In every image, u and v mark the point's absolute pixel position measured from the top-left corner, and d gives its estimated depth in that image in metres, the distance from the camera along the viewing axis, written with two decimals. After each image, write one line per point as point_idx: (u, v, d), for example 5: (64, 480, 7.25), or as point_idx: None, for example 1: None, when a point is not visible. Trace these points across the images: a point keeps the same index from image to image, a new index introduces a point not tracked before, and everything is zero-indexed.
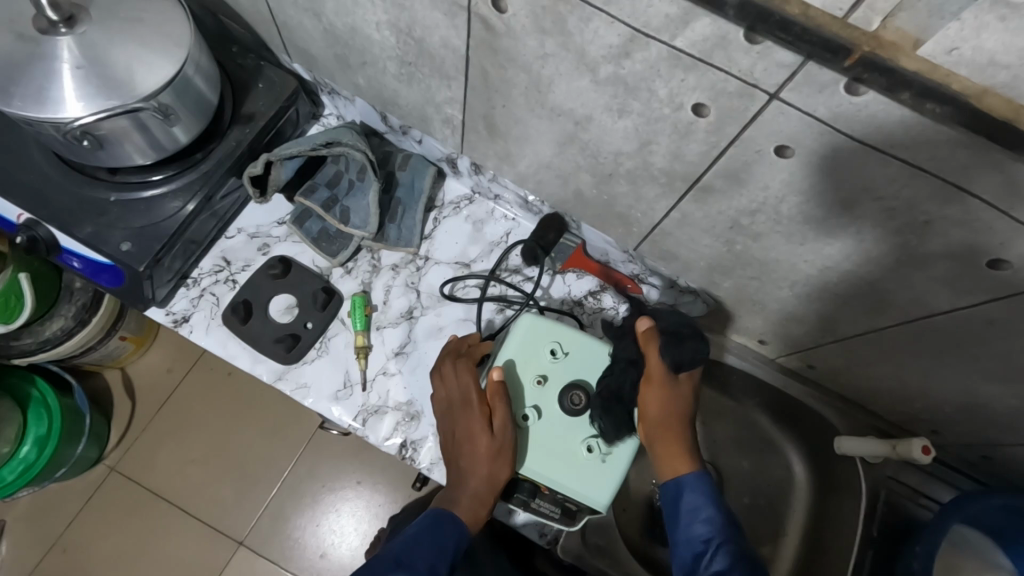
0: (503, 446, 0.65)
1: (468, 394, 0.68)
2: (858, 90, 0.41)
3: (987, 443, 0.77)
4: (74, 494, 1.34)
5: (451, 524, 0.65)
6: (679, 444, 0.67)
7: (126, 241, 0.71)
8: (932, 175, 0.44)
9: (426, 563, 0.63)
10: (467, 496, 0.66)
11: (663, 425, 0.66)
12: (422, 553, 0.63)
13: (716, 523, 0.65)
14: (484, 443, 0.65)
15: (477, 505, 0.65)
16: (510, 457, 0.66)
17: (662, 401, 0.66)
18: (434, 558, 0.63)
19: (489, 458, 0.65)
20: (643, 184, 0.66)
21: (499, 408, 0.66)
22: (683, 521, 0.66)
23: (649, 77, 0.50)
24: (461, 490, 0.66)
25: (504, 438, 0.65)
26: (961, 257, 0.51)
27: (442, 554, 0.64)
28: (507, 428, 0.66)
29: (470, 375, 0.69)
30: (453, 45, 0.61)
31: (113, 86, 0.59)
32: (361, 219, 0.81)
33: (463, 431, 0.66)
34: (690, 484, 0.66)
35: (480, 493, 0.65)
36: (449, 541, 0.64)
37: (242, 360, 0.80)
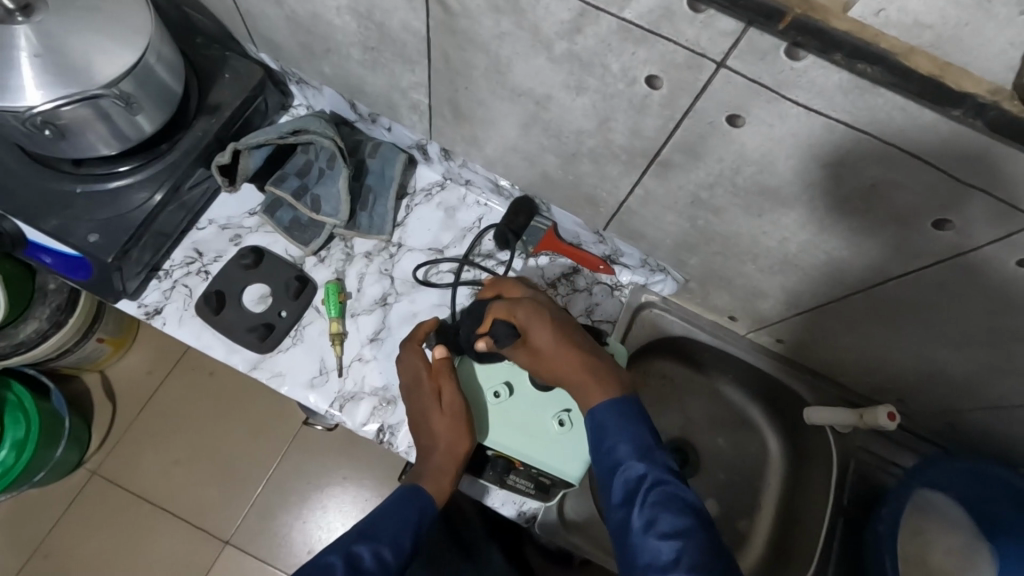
0: (459, 418, 0.66)
1: (419, 376, 0.69)
2: (798, 55, 0.42)
3: (949, 408, 0.79)
4: (55, 499, 1.32)
5: (418, 496, 0.65)
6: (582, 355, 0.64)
7: (93, 233, 0.70)
8: (873, 138, 0.46)
9: (391, 534, 0.62)
10: (432, 471, 0.66)
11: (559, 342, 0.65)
12: (388, 525, 0.63)
13: (642, 448, 0.59)
14: (440, 417, 0.66)
15: (442, 479, 0.66)
16: (466, 428, 0.66)
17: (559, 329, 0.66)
18: (400, 530, 0.63)
19: (449, 433, 0.66)
20: (606, 162, 0.67)
21: (448, 382, 0.68)
22: (607, 442, 0.60)
23: (602, 52, 0.51)
24: (425, 465, 0.67)
25: (458, 412, 0.67)
26: (909, 221, 0.52)
27: (407, 526, 0.63)
28: (461, 400, 0.67)
29: (419, 356, 0.71)
30: (413, 28, 0.61)
31: (72, 74, 0.59)
32: (333, 206, 0.82)
33: (420, 410, 0.68)
34: (606, 402, 0.61)
35: (444, 466, 0.66)
36: (414, 514, 0.64)
37: (216, 351, 0.80)
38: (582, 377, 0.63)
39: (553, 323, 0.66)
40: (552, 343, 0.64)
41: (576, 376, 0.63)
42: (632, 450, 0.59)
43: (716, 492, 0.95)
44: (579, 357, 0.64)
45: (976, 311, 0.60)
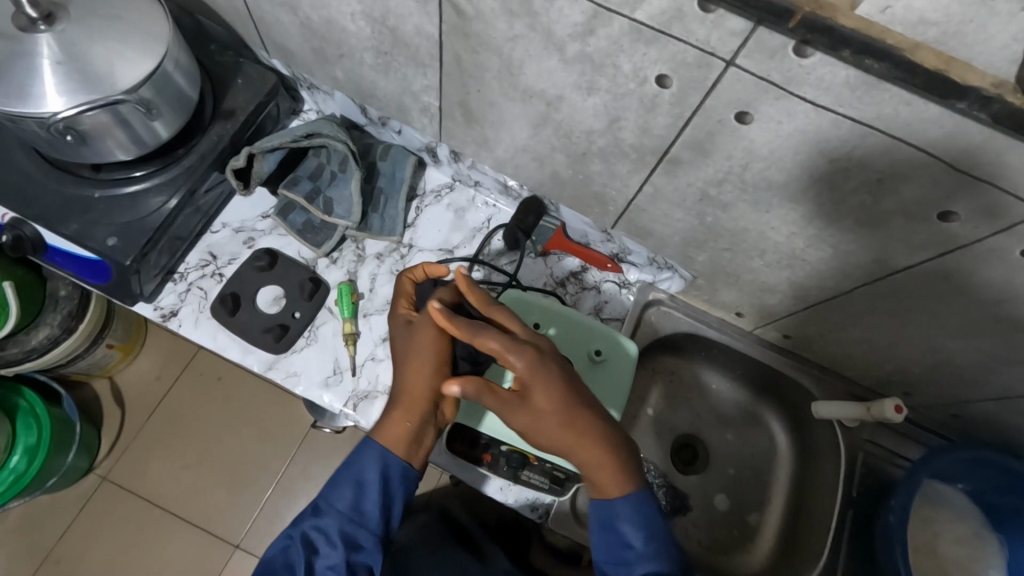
0: (423, 339, 0.65)
1: (395, 313, 0.70)
2: (806, 53, 0.44)
3: (955, 400, 0.80)
4: (67, 505, 1.33)
5: (370, 447, 0.64)
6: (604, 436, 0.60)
7: (112, 236, 0.72)
8: (879, 132, 0.47)
9: (348, 501, 0.62)
10: (388, 414, 0.65)
11: (558, 430, 0.59)
12: (343, 492, 0.63)
13: (649, 535, 0.60)
14: (404, 343, 0.67)
15: (395, 423, 0.64)
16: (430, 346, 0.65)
17: (554, 416, 0.59)
18: (356, 495, 0.63)
19: (409, 360, 0.65)
20: (615, 160, 0.68)
21: (429, 314, 0.67)
22: (620, 530, 0.60)
23: (613, 52, 0.52)
24: (389, 408, 0.66)
25: (422, 336, 0.66)
26: (915, 214, 0.54)
27: (365, 488, 0.62)
28: (428, 328, 0.66)
29: (403, 299, 0.71)
30: (426, 32, 0.63)
31: (94, 81, 0.60)
32: (344, 209, 0.83)
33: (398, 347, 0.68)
34: (627, 497, 0.60)
35: (398, 409, 0.65)
36: (372, 471, 0.63)
37: (231, 352, 0.81)
38: (599, 469, 0.60)
39: (546, 410, 0.59)
40: (552, 437, 0.60)
41: (595, 469, 0.60)
42: (640, 537, 0.60)
43: (725, 487, 0.96)
44: (597, 446, 0.60)
45: (980, 302, 0.61)
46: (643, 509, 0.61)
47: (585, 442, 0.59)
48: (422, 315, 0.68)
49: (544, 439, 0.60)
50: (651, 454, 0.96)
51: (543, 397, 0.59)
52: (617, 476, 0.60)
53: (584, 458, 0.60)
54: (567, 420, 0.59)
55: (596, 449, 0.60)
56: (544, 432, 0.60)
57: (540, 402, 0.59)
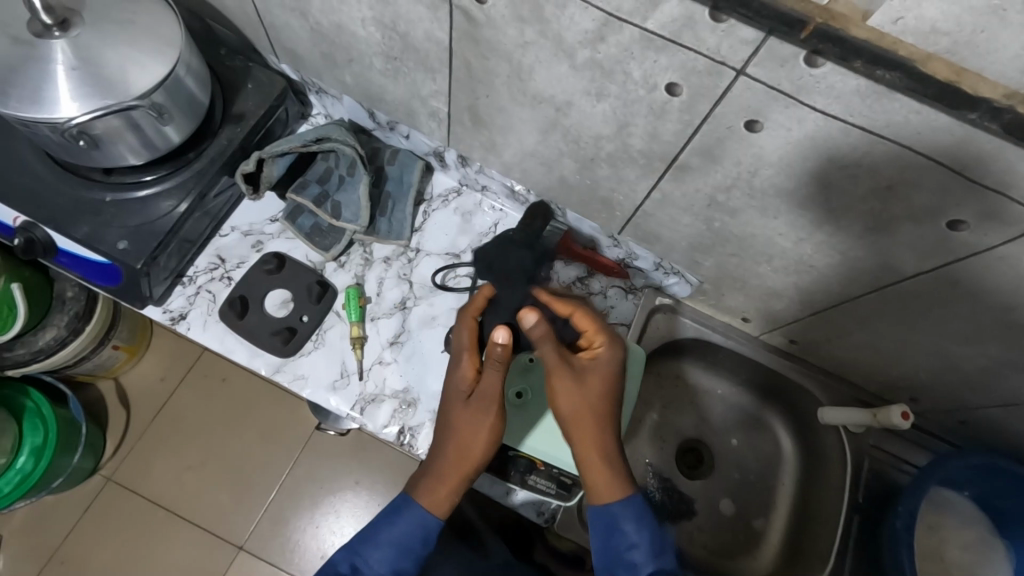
0: (482, 422, 0.66)
1: (460, 370, 0.70)
2: (817, 62, 0.44)
3: (962, 406, 0.80)
4: (72, 506, 1.34)
5: (414, 512, 0.66)
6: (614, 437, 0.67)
7: (123, 239, 0.72)
8: (889, 140, 0.47)
9: (387, 565, 0.65)
10: (436, 477, 0.67)
11: (586, 410, 0.65)
12: (383, 556, 0.65)
13: (654, 548, 0.63)
14: (464, 418, 0.67)
15: (440, 492, 0.66)
16: (490, 430, 0.66)
17: (589, 395, 0.66)
18: (398, 558, 0.65)
19: (466, 438, 0.67)
20: (623, 166, 0.68)
21: (489, 390, 0.67)
22: (624, 538, 0.63)
23: (624, 59, 0.53)
24: (432, 473, 0.67)
25: (486, 419, 0.67)
26: (923, 221, 0.54)
27: (407, 553, 0.65)
28: (491, 408, 0.67)
29: (473, 360, 0.71)
30: (436, 38, 0.63)
31: (108, 86, 0.61)
32: (353, 213, 0.83)
33: (450, 407, 0.69)
34: (619, 500, 0.64)
35: (447, 483, 0.66)
36: (415, 539, 0.66)
37: (239, 355, 0.81)
38: (599, 463, 0.65)
39: (591, 387, 0.66)
40: (575, 414, 0.65)
41: (593, 465, 0.65)
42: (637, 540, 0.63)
43: (731, 492, 0.96)
44: (593, 443, 0.65)
45: (988, 308, 0.61)
46: (644, 519, 0.64)
47: (597, 434, 0.65)
48: (487, 387, 0.67)
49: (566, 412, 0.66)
50: (656, 458, 0.96)
51: (597, 378, 0.67)
52: (615, 479, 0.65)
53: (587, 450, 0.65)
54: (595, 406, 0.66)
55: (605, 440, 0.66)
56: (570, 404, 0.65)
57: (585, 378, 0.66)
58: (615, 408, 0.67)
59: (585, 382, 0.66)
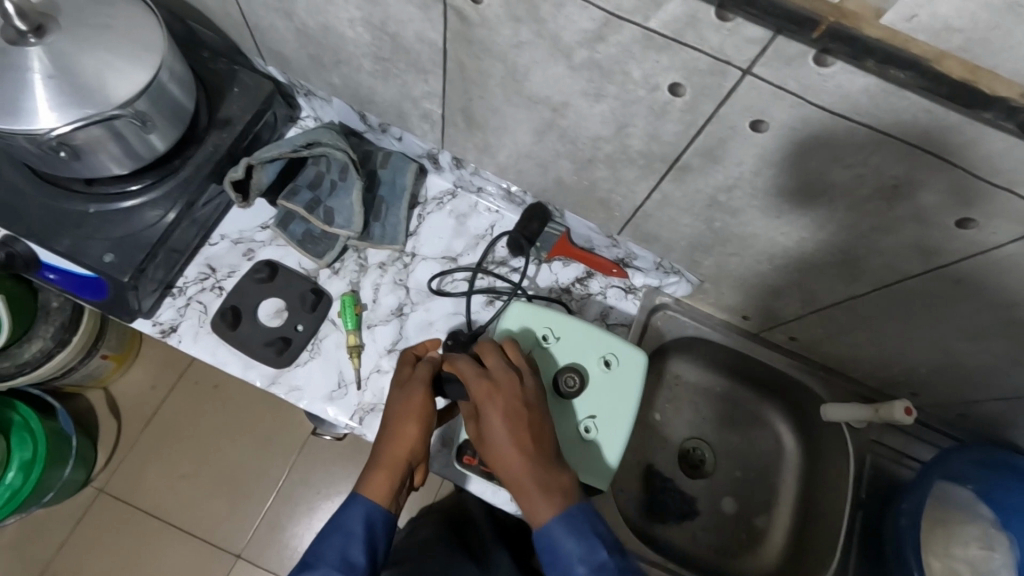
0: (410, 401, 0.65)
1: (395, 372, 0.70)
2: (826, 61, 0.43)
3: (964, 400, 0.80)
4: (62, 519, 1.31)
5: (354, 501, 0.62)
6: (543, 435, 0.60)
7: (108, 252, 0.70)
8: (898, 140, 0.46)
9: (337, 554, 0.60)
10: (372, 467, 0.64)
11: (521, 422, 0.59)
12: (332, 544, 0.60)
13: (597, 561, 0.57)
14: (396, 401, 0.66)
15: (377, 479, 0.63)
16: (420, 407, 0.65)
17: (503, 408, 0.60)
18: (346, 546, 0.60)
19: (398, 420, 0.64)
20: (622, 167, 0.67)
21: (422, 373, 0.67)
22: (562, 558, 0.57)
23: (624, 60, 0.51)
24: (372, 462, 0.64)
25: (416, 398, 0.65)
26: (930, 220, 0.53)
27: (351, 540, 0.61)
28: (422, 385, 0.66)
29: (406, 363, 0.70)
30: (428, 39, 0.61)
31: (88, 96, 0.59)
32: (346, 219, 0.81)
33: (388, 402, 0.67)
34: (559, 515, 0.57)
35: (384, 464, 0.63)
36: (357, 525, 0.61)
37: (232, 367, 0.79)
38: (536, 483, 0.58)
39: (499, 396, 0.60)
40: (510, 435, 0.59)
41: (524, 487, 0.58)
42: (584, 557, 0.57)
43: (733, 491, 0.95)
44: (526, 461, 0.58)
45: (994, 306, 0.60)
46: (589, 527, 0.58)
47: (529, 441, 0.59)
48: (419, 374, 0.67)
49: (499, 442, 0.59)
50: (657, 459, 0.95)
51: (507, 387, 0.61)
52: (550, 496, 0.58)
53: (517, 475, 0.58)
54: (515, 410, 0.60)
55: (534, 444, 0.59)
56: (500, 424, 0.59)
57: (498, 391, 0.60)
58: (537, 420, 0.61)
59: (495, 395, 0.60)
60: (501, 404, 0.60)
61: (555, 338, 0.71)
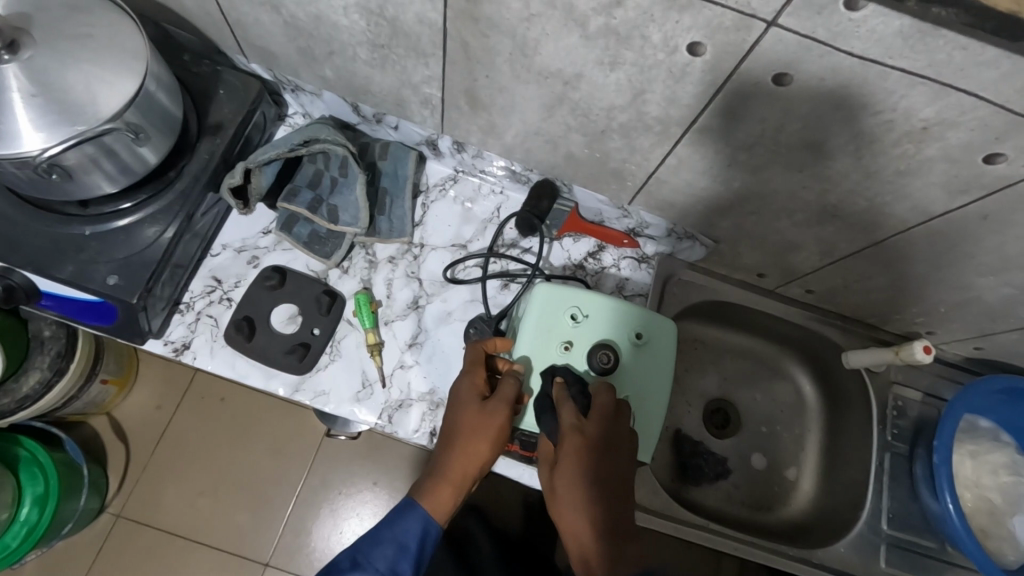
0: (488, 426, 0.64)
1: (468, 379, 0.67)
2: (857, 5, 0.42)
3: (981, 332, 0.82)
4: (82, 550, 1.28)
5: (413, 512, 0.64)
6: (607, 481, 0.61)
7: (112, 274, 0.67)
8: (929, 80, 0.46)
9: (387, 562, 0.62)
10: (437, 479, 0.65)
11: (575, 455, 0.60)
12: (384, 551, 0.62)
13: None
14: (472, 418, 0.65)
15: (444, 494, 0.65)
16: (495, 434, 0.64)
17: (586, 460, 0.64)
18: (396, 558, 0.63)
19: (470, 441, 0.64)
20: (637, 135, 0.66)
21: (503, 394, 0.65)
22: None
23: (642, 23, 0.50)
24: (436, 473, 0.65)
25: (494, 424, 0.64)
26: (958, 158, 0.53)
27: (403, 552, 0.63)
28: (501, 407, 0.64)
29: (481, 369, 0.68)
30: (428, 20, 0.59)
31: (76, 111, 0.56)
32: (352, 215, 0.79)
33: (455, 413, 0.66)
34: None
35: (448, 482, 0.65)
36: (412, 538, 0.64)
37: (254, 379, 0.77)
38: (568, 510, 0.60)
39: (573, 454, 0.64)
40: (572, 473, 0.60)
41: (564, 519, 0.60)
42: None
43: (761, 447, 0.96)
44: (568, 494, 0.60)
45: (1014, 239, 0.61)
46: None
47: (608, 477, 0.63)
48: (499, 396, 0.65)
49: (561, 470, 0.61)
50: (683, 425, 0.95)
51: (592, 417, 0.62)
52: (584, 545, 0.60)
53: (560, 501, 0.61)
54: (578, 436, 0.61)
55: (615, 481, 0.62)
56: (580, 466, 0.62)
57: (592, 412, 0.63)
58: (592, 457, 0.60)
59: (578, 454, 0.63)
60: (586, 450, 0.60)
61: (584, 316, 0.70)
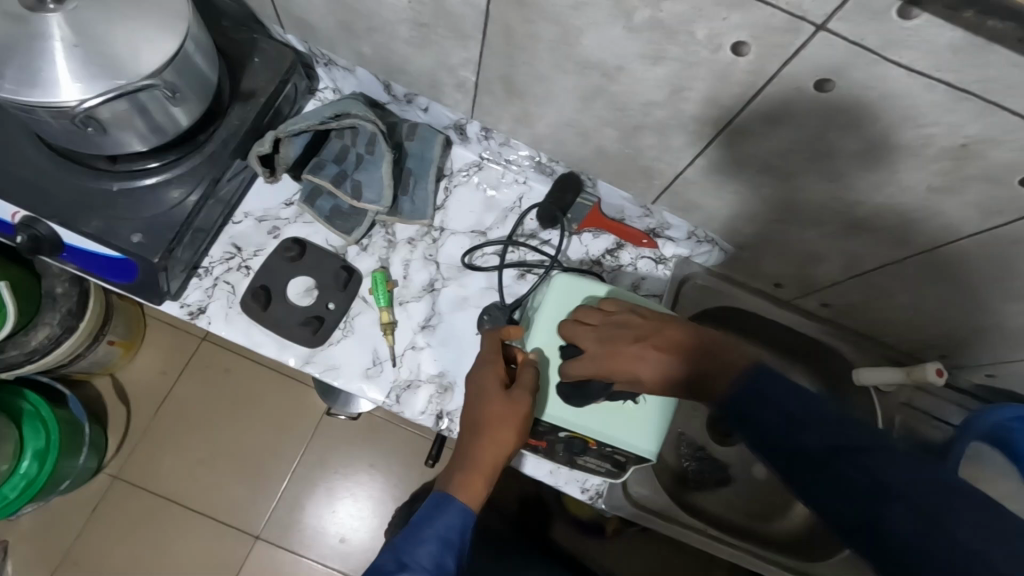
0: (515, 414, 0.64)
1: (490, 367, 0.67)
2: (912, 14, 0.41)
3: (996, 360, 0.82)
4: (78, 507, 1.29)
5: (450, 505, 0.64)
6: (643, 341, 0.61)
7: (137, 232, 0.67)
8: (976, 97, 0.45)
9: (432, 559, 0.61)
10: (466, 471, 0.65)
11: (629, 354, 0.61)
12: (428, 548, 0.61)
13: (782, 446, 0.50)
14: (499, 406, 0.64)
15: (476, 485, 0.64)
16: (524, 420, 0.64)
17: (636, 332, 0.62)
18: (440, 553, 0.62)
19: (498, 429, 0.64)
20: (670, 133, 0.66)
21: (526, 382, 0.65)
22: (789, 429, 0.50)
23: (690, 18, 0.49)
24: (464, 465, 0.65)
25: (521, 412, 0.64)
26: (995, 178, 0.53)
27: (446, 547, 0.63)
28: (525, 395, 0.64)
29: (500, 359, 0.68)
30: (472, 1, 0.59)
31: (116, 65, 0.56)
32: (375, 193, 0.79)
33: (479, 403, 0.66)
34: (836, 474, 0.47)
35: (479, 471, 0.64)
36: (454, 531, 0.63)
37: (266, 348, 0.77)
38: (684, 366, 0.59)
39: (625, 336, 0.62)
40: (645, 367, 0.60)
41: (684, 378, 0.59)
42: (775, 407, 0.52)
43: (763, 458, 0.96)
44: (656, 373, 0.60)
45: None
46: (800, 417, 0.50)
47: (657, 346, 0.61)
48: (522, 383, 0.65)
49: (642, 374, 0.60)
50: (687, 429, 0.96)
51: (586, 339, 0.63)
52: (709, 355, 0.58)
53: (671, 374, 0.59)
54: (602, 351, 0.62)
55: (664, 317, 0.64)
56: (617, 329, 0.63)
57: (582, 338, 0.64)
58: (619, 346, 0.61)
59: (628, 326, 0.63)
60: (611, 350, 0.62)
61: None
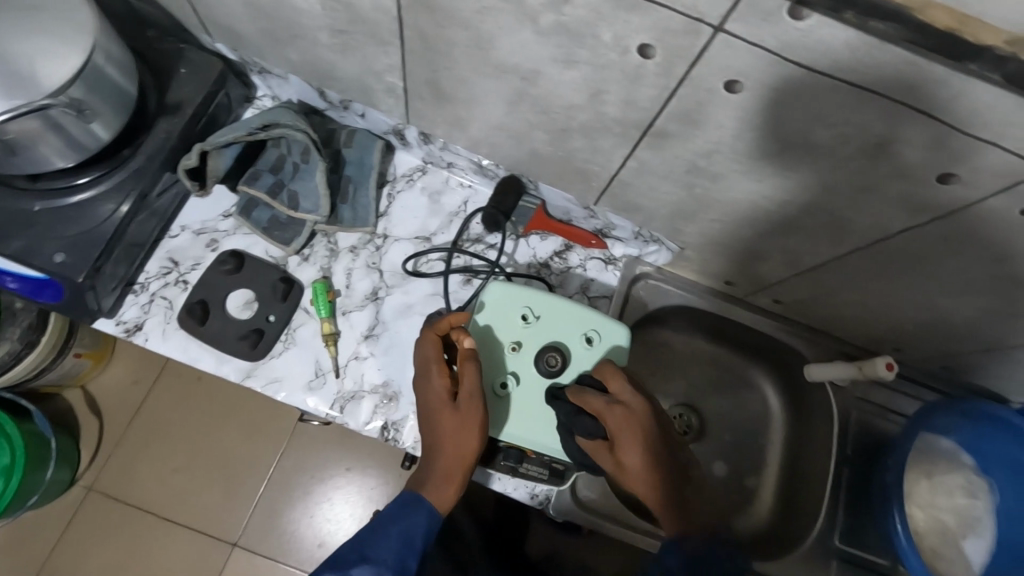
0: (469, 418, 0.63)
1: (435, 377, 0.66)
2: (802, 14, 0.40)
3: (945, 353, 0.82)
4: (49, 521, 1.28)
5: (419, 506, 0.63)
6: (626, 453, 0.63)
7: (60, 252, 0.66)
8: (880, 96, 0.44)
9: (395, 554, 0.61)
10: (434, 477, 0.64)
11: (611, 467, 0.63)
12: (391, 543, 0.62)
13: None
14: (451, 415, 0.63)
15: (445, 490, 0.64)
16: (478, 427, 0.63)
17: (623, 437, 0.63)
18: (402, 551, 0.62)
19: (454, 435, 0.63)
20: (598, 136, 0.64)
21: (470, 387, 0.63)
22: None
23: (592, 22, 0.48)
24: (432, 470, 0.64)
25: (474, 416, 0.63)
26: (914, 176, 0.52)
27: (410, 545, 0.62)
28: (476, 400, 0.63)
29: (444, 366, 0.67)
30: (384, 6, 0.57)
31: (16, 85, 0.54)
32: (312, 202, 0.78)
33: (434, 412, 0.65)
34: None
35: (446, 474, 0.64)
36: (420, 531, 0.63)
37: (206, 362, 0.76)
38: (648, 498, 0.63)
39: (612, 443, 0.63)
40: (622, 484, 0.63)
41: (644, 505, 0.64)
42: None
43: (724, 456, 0.95)
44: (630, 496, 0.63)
45: (973, 261, 0.60)
46: None
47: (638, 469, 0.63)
48: (468, 388, 0.63)
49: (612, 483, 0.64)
50: None
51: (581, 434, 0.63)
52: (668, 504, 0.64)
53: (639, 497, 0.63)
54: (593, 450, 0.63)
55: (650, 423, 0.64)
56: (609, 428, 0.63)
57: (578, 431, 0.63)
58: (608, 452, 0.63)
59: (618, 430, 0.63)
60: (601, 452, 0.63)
61: (535, 317, 0.69)
